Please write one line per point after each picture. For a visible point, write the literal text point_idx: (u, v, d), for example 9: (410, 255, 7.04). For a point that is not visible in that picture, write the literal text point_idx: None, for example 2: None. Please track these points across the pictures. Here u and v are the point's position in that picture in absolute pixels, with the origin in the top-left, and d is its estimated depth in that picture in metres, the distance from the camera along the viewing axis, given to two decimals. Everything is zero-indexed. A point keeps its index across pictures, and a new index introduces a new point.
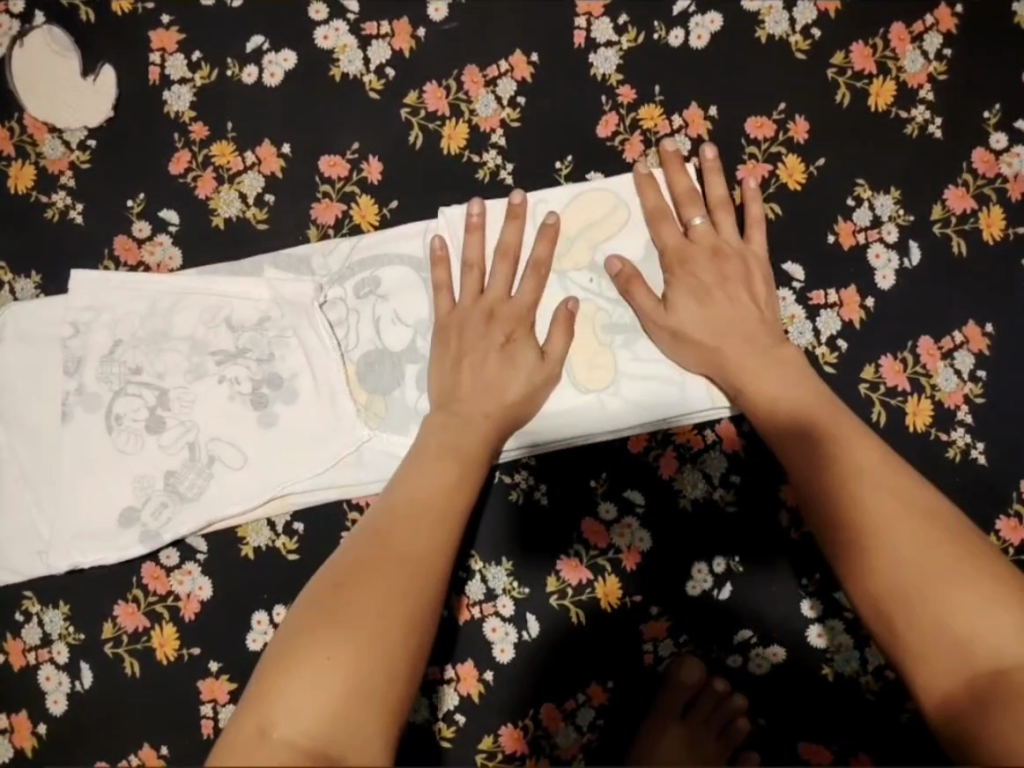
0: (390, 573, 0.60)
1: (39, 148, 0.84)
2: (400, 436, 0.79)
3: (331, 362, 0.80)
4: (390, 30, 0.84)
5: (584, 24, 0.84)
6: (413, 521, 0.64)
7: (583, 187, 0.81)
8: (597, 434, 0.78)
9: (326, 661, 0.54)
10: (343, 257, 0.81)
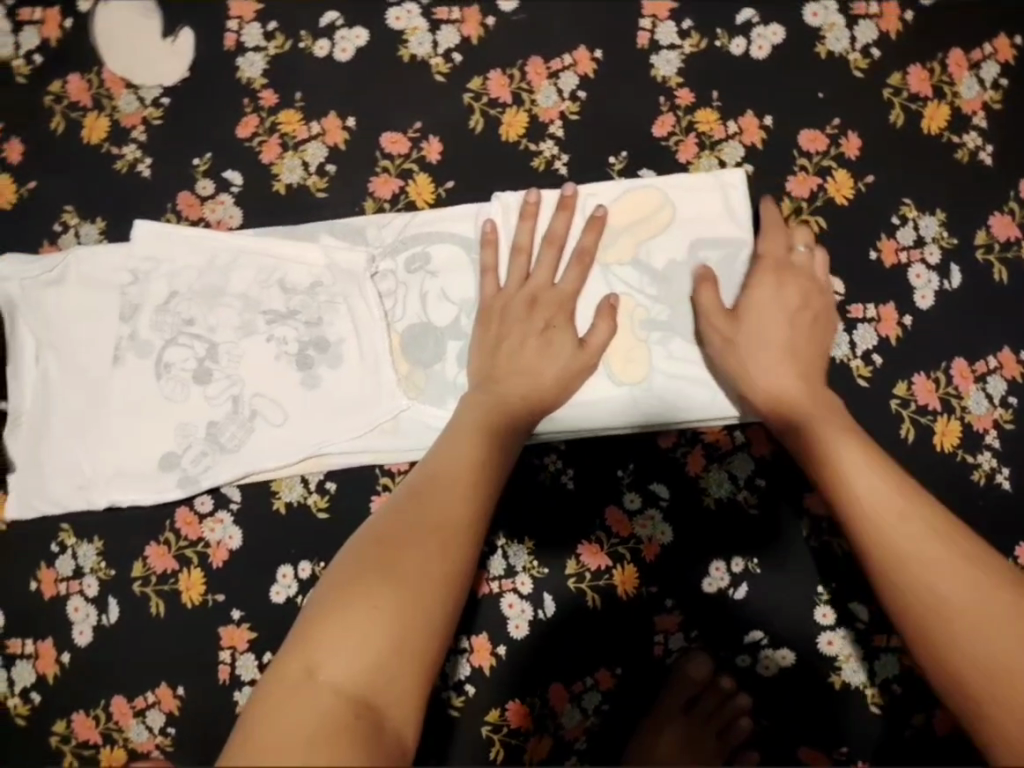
0: (424, 542, 0.61)
1: (114, 102, 0.86)
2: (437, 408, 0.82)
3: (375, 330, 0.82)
4: (461, 16, 0.86)
5: (649, 25, 0.86)
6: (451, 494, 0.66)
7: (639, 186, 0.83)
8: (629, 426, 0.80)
9: (360, 623, 0.56)
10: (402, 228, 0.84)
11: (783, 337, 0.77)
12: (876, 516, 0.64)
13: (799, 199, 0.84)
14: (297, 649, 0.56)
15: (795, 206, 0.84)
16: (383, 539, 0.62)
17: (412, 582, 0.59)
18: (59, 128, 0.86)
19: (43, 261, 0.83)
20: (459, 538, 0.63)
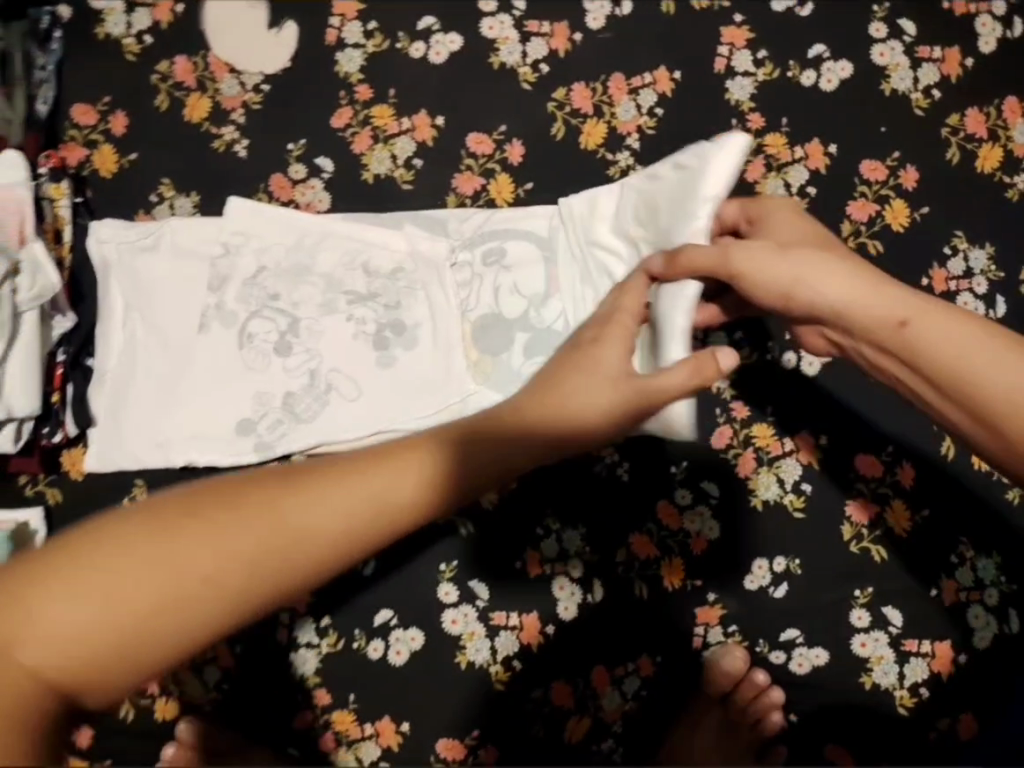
0: (210, 536, 0.41)
1: (217, 85, 0.91)
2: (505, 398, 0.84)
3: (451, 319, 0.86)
4: (550, 31, 0.92)
5: (726, 52, 0.92)
6: (322, 494, 0.44)
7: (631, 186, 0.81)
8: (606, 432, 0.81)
9: (97, 599, 0.39)
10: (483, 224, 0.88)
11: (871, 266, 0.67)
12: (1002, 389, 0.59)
13: (857, 223, 0.89)
14: (46, 560, 0.40)
15: (853, 230, 0.89)
16: (197, 501, 0.43)
17: (170, 590, 0.40)
18: (163, 106, 0.91)
19: (138, 228, 0.87)
20: (312, 545, 0.43)
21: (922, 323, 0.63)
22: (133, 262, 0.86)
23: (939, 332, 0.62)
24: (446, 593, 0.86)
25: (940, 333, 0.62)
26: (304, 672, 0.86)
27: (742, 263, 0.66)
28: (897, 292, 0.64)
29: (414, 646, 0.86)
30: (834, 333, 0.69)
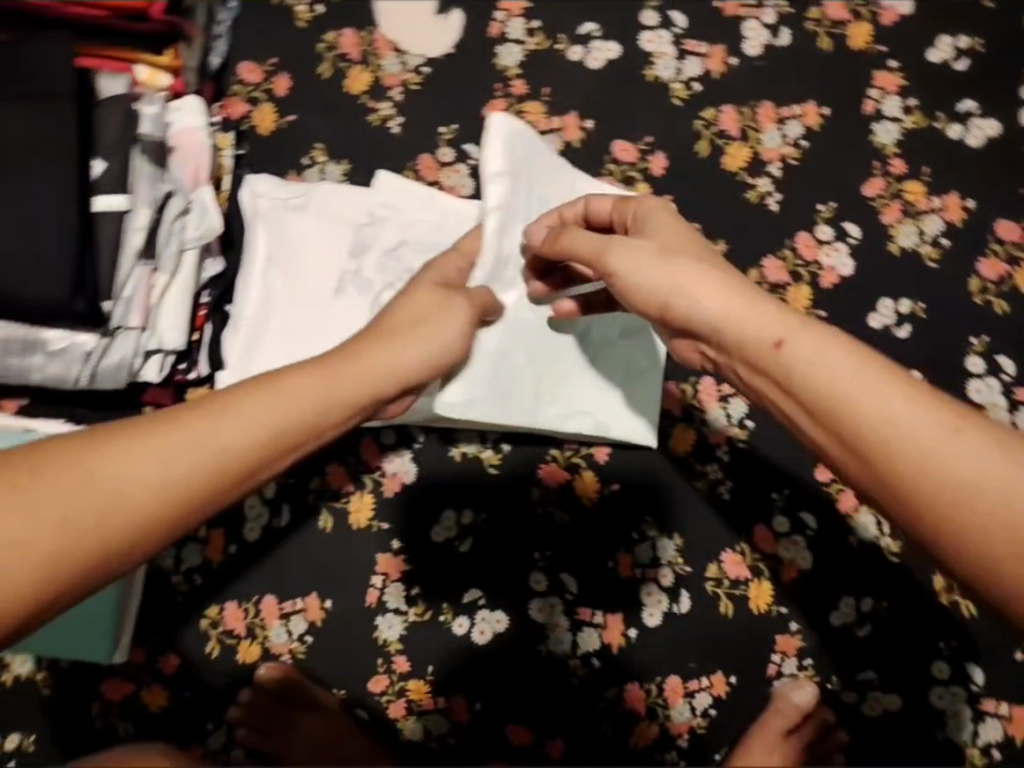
0: (77, 489, 0.47)
1: (379, 61, 0.94)
2: (612, 408, 0.83)
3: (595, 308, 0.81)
4: (707, 52, 0.93)
5: (877, 95, 0.93)
6: (165, 445, 0.51)
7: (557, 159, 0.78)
8: (544, 423, 0.81)
9: (44, 518, 0.46)
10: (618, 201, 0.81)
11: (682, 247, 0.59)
12: (968, 472, 0.44)
13: (986, 281, 0.91)
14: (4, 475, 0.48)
15: (980, 287, 0.91)
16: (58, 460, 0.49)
17: (105, 510, 0.48)
18: (325, 74, 0.94)
19: (291, 188, 0.90)
20: (118, 514, 0.48)
21: (798, 340, 0.50)
22: (283, 220, 0.89)
23: (824, 351, 0.50)
24: (536, 582, 0.89)
25: (823, 351, 0.50)
26: (386, 637, 0.89)
27: (620, 264, 0.58)
28: (772, 308, 0.53)
29: (499, 628, 0.88)
30: (712, 354, 0.57)
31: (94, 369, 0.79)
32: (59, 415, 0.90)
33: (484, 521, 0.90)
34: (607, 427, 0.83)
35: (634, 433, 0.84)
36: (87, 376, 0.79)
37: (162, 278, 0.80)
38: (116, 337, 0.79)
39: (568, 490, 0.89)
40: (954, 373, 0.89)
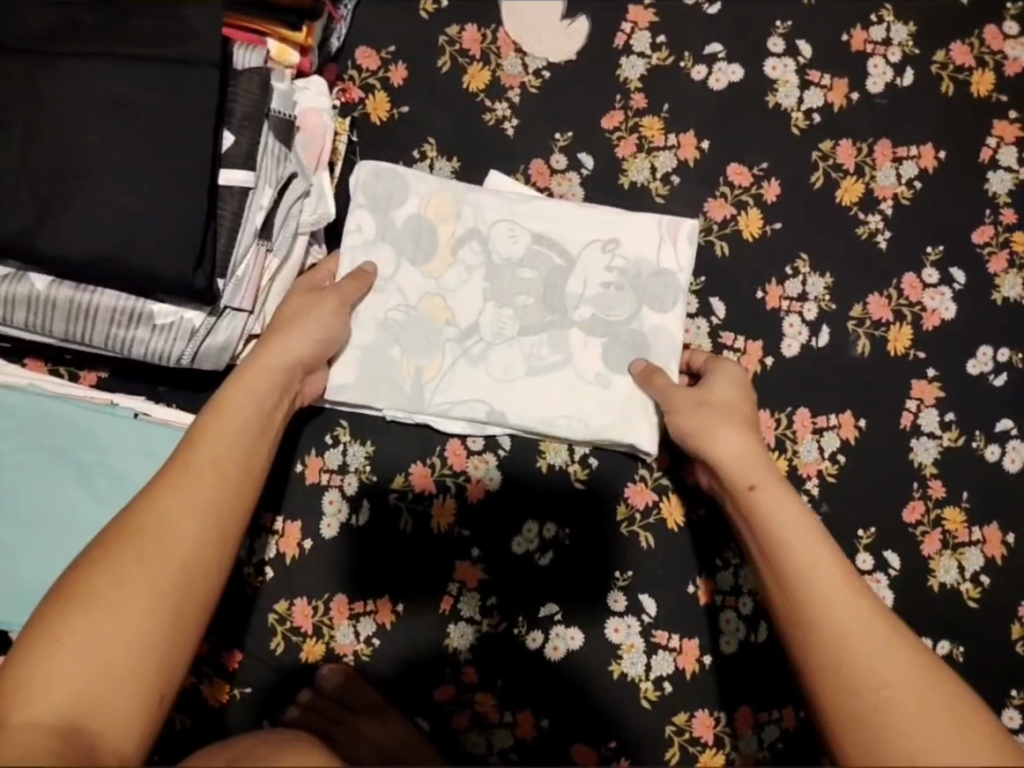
0: (148, 564, 0.59)
1: (501, 60, 0.93)
2: (508, 398, 0.84)
3: (508, 318, 0.86)
4: (830, 84, 0.93)
5: (994, 144, 0.93)
6: (191, 502, 0.64)
7: (448, 184, 0.87)
8: (428, 409, 0.84)
9: (139, 592, 0.58)
10: (547, 224, 0.87)
11: (746, 416, 0.78)
12: (849, 624, 0.61)
13: None
14: (81, 585, 0.58)
15: None
16: (115, 543, 0.60)
17: (180, 558, 0.61)
18: (444, 67, 0.93)
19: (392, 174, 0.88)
20: (193, 538, 0.62)
21: (768, 493, 0.70)
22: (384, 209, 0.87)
23: (784, 506, 0.69)
24: (615, 601, 0.88)
25: (787, 508, 0.69)
26: (458, 645, 0.88)
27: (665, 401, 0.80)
28: (767, 469, 0.73)
29: (572, 646, 0.87)
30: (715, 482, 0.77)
31: (199, 347, 0.78)
32: (144, 393, 0.88)
33: (567, 535, 0.89)
34: (503, 413, 0.84)
35: (528, 423, 0.84)
36: (191, 353, 0.78)
37: (275, 261, 0.80)
38: (224, 316, 0.78)
39: (653, 509, 0.89)
40: None
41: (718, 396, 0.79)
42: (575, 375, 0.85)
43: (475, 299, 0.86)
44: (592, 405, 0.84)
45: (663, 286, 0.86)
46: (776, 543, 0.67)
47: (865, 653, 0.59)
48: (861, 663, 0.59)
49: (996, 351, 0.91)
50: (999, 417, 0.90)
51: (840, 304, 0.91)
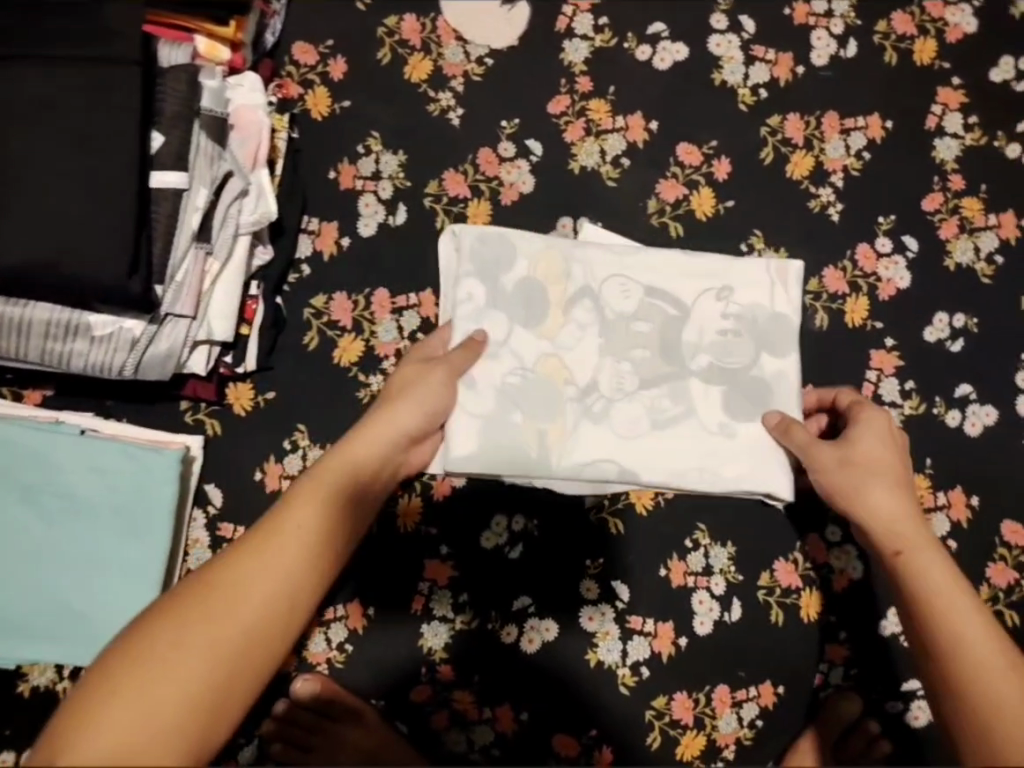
0: (225, 623, 0.54)
1: (442, 49, 0.92)
2: (635, 454, 0.77)
3: (626, 372, 0.79)
4: (774, 58, 0.93)
5: (939, 111, 0.93)
6: (273, 563, 0.60)
7: (554, 242, 0.81)
8: (556, 471, 0.76)
9: (206, 653, 0.52)
10: (656, 275, 0.81)
11: (893, 467, 0.73)
12: (982, 655, 0.62)
13: None
14: (144, 641, 0.52)
15: None
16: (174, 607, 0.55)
17: (251, 622, 0.56)
18: (384, 59, 0.92)
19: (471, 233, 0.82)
20: (263, 603, 0.57)
21: (917, 552, 0.68)
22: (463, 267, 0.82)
23: (930, 557, 0.68)
24: (587, 589, 0.87)
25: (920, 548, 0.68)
26: (432, 644, 0.87)
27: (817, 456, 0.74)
28: (912, 512, 0.71)
29: (548, 637, 0.87)
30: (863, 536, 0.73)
31: (141, 356, 0.76)
32: (90, 408, 0.87)
33: (535, 526, 0.88)
34: (636, 473, 0.76)
35: (661, 479, 0.77)
36: (133, 363, 0.76)
37: (216, 264, 0.78)
38: (166, 324, 0.76)
39: (620, 494, 0.88)
40: (1005, 388, 0.90)
41: (881, 442, 0.73)
42: (700, 427, 0.77)
43: (590, 356, 0.79)
44: (724, 456, 0.77)
45: (779, 330, 0.80)
46: (921, 600, 0.66)
47: (997, 698, 0.60)
48: (998, 701, 0.60)
49: (952, 317, 0.91)
50: (958, 382, 0.90)
51: None
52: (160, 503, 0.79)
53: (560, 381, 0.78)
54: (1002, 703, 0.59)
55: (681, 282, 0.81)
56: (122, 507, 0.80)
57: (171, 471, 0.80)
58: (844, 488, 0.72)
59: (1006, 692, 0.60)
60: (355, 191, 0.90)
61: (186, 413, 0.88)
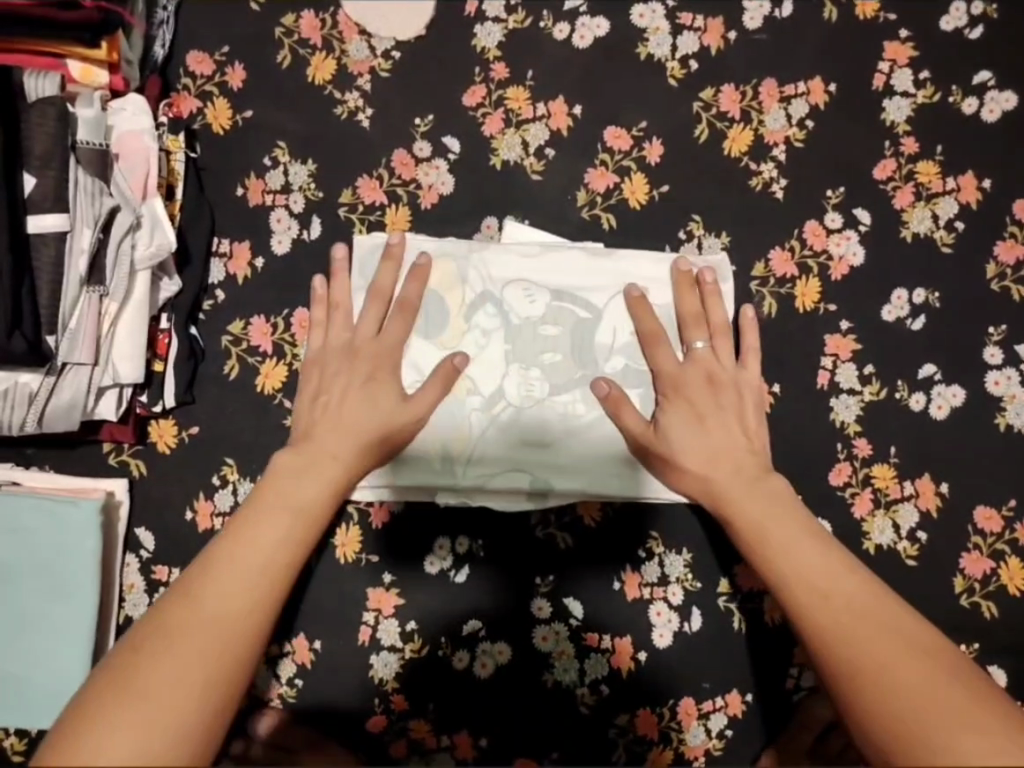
0: (197, 618, 0.56)
1: (345, 46, 0.86)
2: (547, 463, 0.76)
3: (537, 379, 0.76)
4: (703, 26, 0.86)
5: (887, 68, 0.86)
6: (247, 545, 0.62)
7: (452, 247, 0.79)
8: (466, 484, 0.76)
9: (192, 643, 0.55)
10: (564, 276, 0.78)
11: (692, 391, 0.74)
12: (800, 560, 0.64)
13: (1004, 265, 0.85)
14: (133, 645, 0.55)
15: (999, 272, 0.85)
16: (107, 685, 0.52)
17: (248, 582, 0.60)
18: (285, 62, 0.86)
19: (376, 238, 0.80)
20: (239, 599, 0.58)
21: (738, 496, 0.69)
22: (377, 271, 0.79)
23: (760, 495, 0.69)
24: (539, 608, 0.83)
25: (772, 503, 0.69)
26: (383, 676, 0.83)
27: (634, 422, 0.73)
28: (766, 484, 0.70)
29: (501, 660, 0.83)
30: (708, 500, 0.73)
31: (42, 411, 0.71)
32: (10, 458, 0.80)
33: (480, 547, 0.83)
34: (548, 483, 0.76)
35: (575, 487, 0.76)
36: (35, 419, 0.71)
37: (114, 305, 0.72)
38: (66, 373, 0.71)
39: (566, 507, 0.83)
40: (973, 364, 0.84)
41: (671, 367, 0.74)
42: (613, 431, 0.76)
43: (497, 365, 0.77)
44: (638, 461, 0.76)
45: (698, 327, 0.76)
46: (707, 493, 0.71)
47: (808, 577, 0.63)
48: (811, 582, 0.63)
49: (911, 292, 0.85)
50: (921, 363, 0.84)
51: (741, 265, 0.85)
52: (83, 555, 0.75)
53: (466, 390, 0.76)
54: (799, 571, 0.64)
55: (590, 279, 0.78)
56: (43, 563, 0.75)
57: (92, 521, 0.75)
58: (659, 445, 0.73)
59: (811, 556, 0.64)
60: (265, 206, 0.85)
61: (109, 454, 0.81)
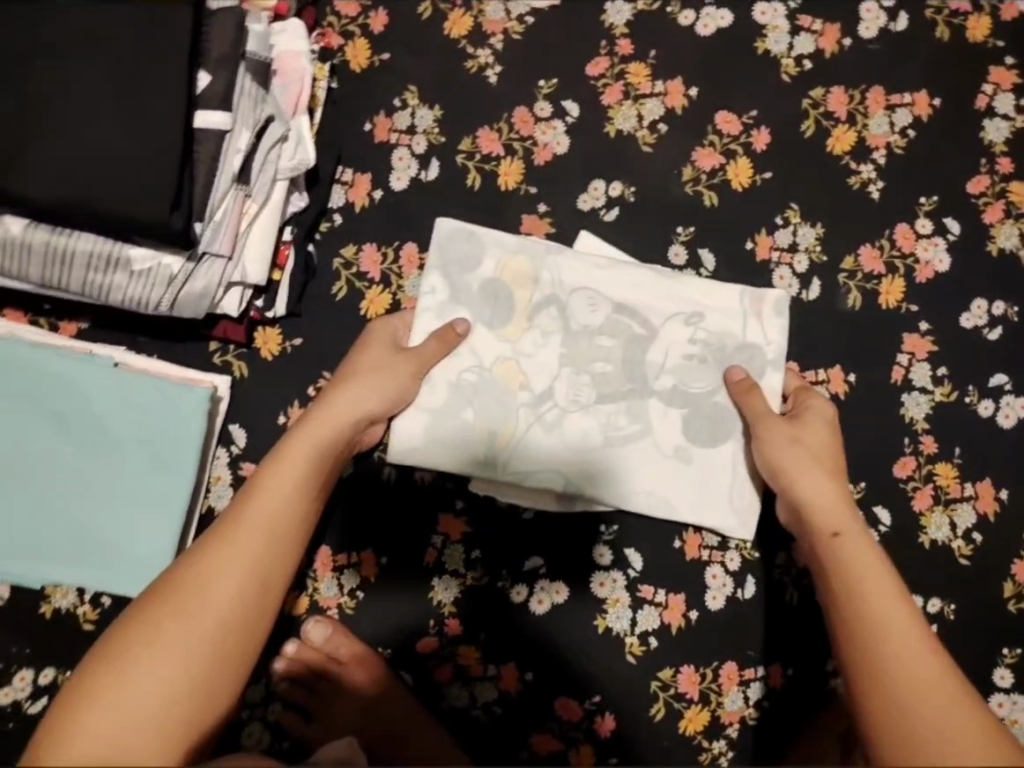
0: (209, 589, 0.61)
1: (483, 6, 0.91)
2: (586, 468, 0.80)
3: (585, 385, 0.82)
4: (821, 30, 0.91)
5: (990, 90, 0.90)
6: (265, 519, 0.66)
7: (529, 246, 0.83)
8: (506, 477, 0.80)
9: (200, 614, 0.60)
10: (630, 291, 0.82)
11: (819, 431, 0.77)
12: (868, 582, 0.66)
13: None
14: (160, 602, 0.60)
15: None
16: (110, 657, 0.56)
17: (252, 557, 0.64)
18: (425, 14, 0.91)
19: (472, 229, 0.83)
20: (239, 574, 0.63)
21: (841, 516, 0.71)
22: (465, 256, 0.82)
23: (844, 518, 0.71)
24: (600, 555, 0.86)
25: (864, 562, 0.67)
26: (442, 599, 0.86)
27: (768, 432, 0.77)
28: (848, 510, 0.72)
29: (556, 600, 0.86)
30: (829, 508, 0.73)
31: (177, 293, 0.74)
32: (124, 343, 0.85)
33: None
34: (579, 489, 0.80)
35: (606, 499, 0.81)
36: (169, 300, 0.75)
37: (254, 206, 0.76)
38: (203, 263, 0.74)
39: None
40: None
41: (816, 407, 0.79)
42: (653, 447, 0.81)
43: (551, 366, 0.82)
44: (672, 481, 0.81)
45: (750, 361, 0.81)
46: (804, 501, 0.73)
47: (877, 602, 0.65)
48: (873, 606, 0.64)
49: (991, 302, 0.88)
50: (992, 372, 0.88)
51: (830, 256, 0.89)
52: (187, 438, 0.77)
53: (519, 388, 0.81)
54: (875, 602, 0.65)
55: (651, 299, 0.83)
56: (147, 440, 0.77)
57: (198, 408, 0.77)
58: (805, 448, 0.75)
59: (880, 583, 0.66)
60: (389, 144, 0.90)
61: (214, 353, 0.85)
